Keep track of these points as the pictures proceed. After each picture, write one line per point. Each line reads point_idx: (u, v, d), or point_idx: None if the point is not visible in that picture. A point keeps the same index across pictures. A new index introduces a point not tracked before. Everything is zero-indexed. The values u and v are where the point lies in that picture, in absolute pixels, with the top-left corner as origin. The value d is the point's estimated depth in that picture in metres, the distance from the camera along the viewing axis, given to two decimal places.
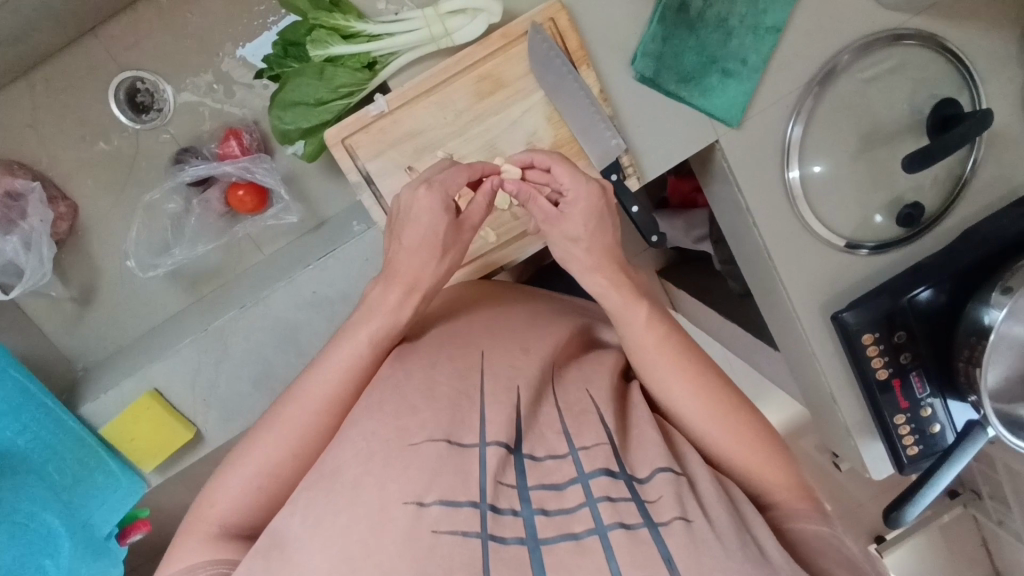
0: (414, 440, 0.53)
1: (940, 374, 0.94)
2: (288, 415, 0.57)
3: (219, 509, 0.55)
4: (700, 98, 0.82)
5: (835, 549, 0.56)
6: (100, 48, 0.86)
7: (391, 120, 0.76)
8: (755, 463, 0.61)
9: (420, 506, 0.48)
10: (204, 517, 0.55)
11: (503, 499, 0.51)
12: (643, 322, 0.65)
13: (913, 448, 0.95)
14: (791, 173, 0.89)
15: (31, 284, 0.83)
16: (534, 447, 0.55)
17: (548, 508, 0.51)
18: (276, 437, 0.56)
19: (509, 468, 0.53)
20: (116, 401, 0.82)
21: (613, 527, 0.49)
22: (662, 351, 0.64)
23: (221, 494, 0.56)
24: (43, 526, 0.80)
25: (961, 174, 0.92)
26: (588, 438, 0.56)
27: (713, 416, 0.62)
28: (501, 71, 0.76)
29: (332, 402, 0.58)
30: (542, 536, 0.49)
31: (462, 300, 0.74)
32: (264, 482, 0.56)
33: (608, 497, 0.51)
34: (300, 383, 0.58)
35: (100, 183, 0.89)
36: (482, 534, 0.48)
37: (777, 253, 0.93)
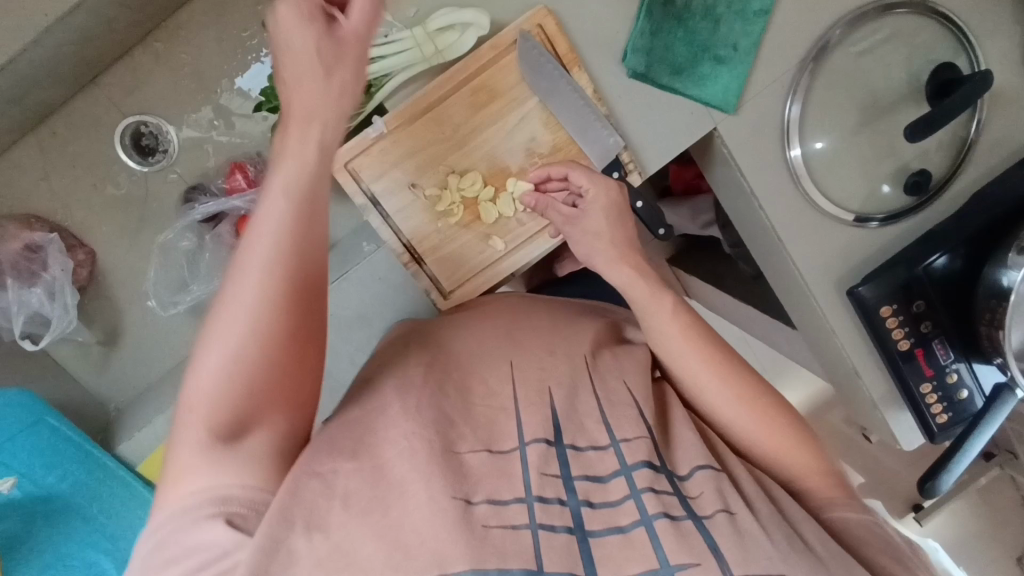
0: (459, 448, 0.53)
1: (965, 341, 0.93)
2: (242, 300, 0.46)
3: (184, 471, 0.46)
4: (694, 87, 0.82)
5: (878, 534, 0.56)
6: (104, 96, 0.88)
7: (391, 141, 0.77)
8: (790, 461, 0.62)
9: (467, 503, 0.48)
10: (173, 486, 0.46)
11: (548, 489, 0.50)
12: (676, 330, 0.65)
13: (942, 416, 0.94)
14: (792, 151, 0.89)
15: (59, 331, 0.85)
16: (574, 437, 0.56)
17: (593, 501, 0.51)
18: (241, 329, 0.46)
19: (552, 460, 0.52)
20: (154, 438, 0.84)
21: (658, 517, 0.49)
22: (697, 354, 0.65)
23: (196, 403, 0.47)
24: (86, 560, 0.84)
25: (966, 136, 0.91)
26: (628, 431, 0.56)
27: (753, 418, 0.63)
28: (495, 81, 0.77)
29: (285, 264, 0.46)
30: (589, 528, 0.49)
31: (484, 305, 0.75)
32: (236, 378, 0.47)
33: (652, 488, 0.51)
34: (248, 259, 0.46)
35: (114, 228, 0.91)
36: (532, 525, 0.48)
37: (785, 234, 0.93)
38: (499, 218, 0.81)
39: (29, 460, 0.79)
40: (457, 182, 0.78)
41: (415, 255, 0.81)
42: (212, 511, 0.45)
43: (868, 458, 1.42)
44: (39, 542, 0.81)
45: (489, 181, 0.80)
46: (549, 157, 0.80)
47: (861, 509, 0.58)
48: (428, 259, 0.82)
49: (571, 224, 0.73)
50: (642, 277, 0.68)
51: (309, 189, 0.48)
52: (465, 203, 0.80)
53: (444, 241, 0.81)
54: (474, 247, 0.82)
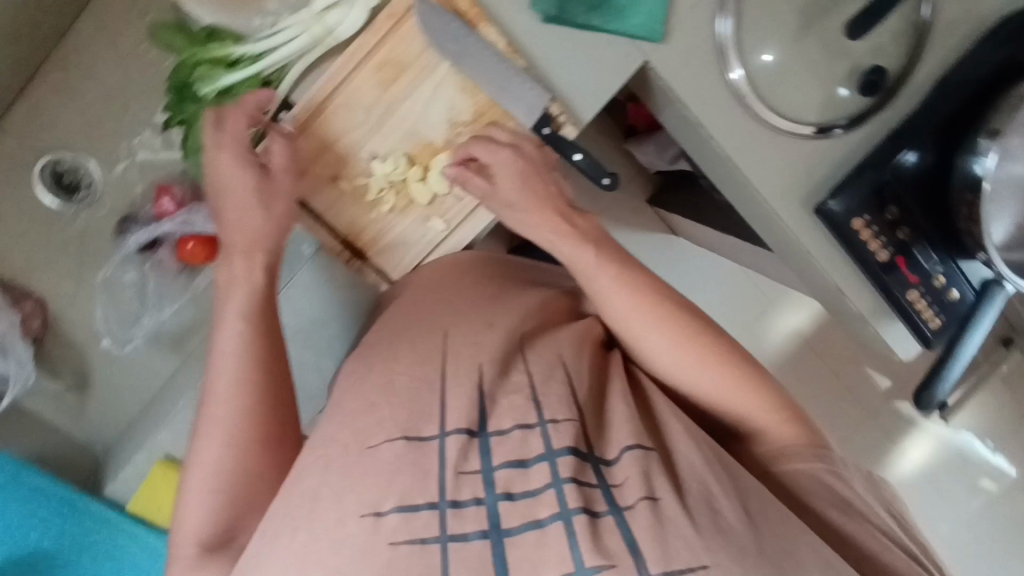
0: (373, 442, 0.54)
1: (947, 240, 0.89)
2: (220, 420, 0.63)
3: (191, 529, 0.62)
4: (614, 22, 0.76)
5: (828, 484, 0.54)
6: (13, 142, 0.85)
7: (303, 135, 0.73)
8: (743, 403, 0.59)
9: (378, 516, 0.49)
10: (195, 524, 0.62)
11: (465, 490, 0.50)
12: (610, 283, 0.64)
13: (934, 321, 0.90)
14: (734, 73, 0.83)
15: (19, 386, 0.84)
16: (501, 420, 0.54)
17: (513, 492, 0.50)
18: (216, 437, 0.63)
19: (471, 455, 0.52)
20: (135, 473, 0.85)
21: (577, 511, 0.48)
22: (636, 301, 0.62)
23: (192, 517, 0.62)
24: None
25: (920, 20, 0.86)
26: (557, 411, 0.54)
27: (701, 368, 0.60)
28: (398, 53, 0.72)
29: (249, 375, 0.65)
30: (506, 525, 0.49)
31: (415, 288, 0.73)
32: (219, 482, 0.62)
33: (574, 479, 0.50)
34: (226, 396, 0.64)
35: (56, 274, 0.90)
36: (442, 538, 0.48)
37: (742, 159, 0.87)
38: (433, 196, 0.77)
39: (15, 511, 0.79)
40: (381, 168, 0.75)
41: (355, 250, 0.78)
42: None
43: (880, 371, 1.38)
44: None
45: (415, 160, 0.76)
46: (473, 125, 0.76)
47: (815, 457, 0.56)
48: (370, 253, 0.79)
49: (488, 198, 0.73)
50: (583, 248, 0.66)
51: (259, 312, 0.67)
52: (395, 188, 0.76)
53: (381, 231, 0.78)
54: (415, 232, 0.79)
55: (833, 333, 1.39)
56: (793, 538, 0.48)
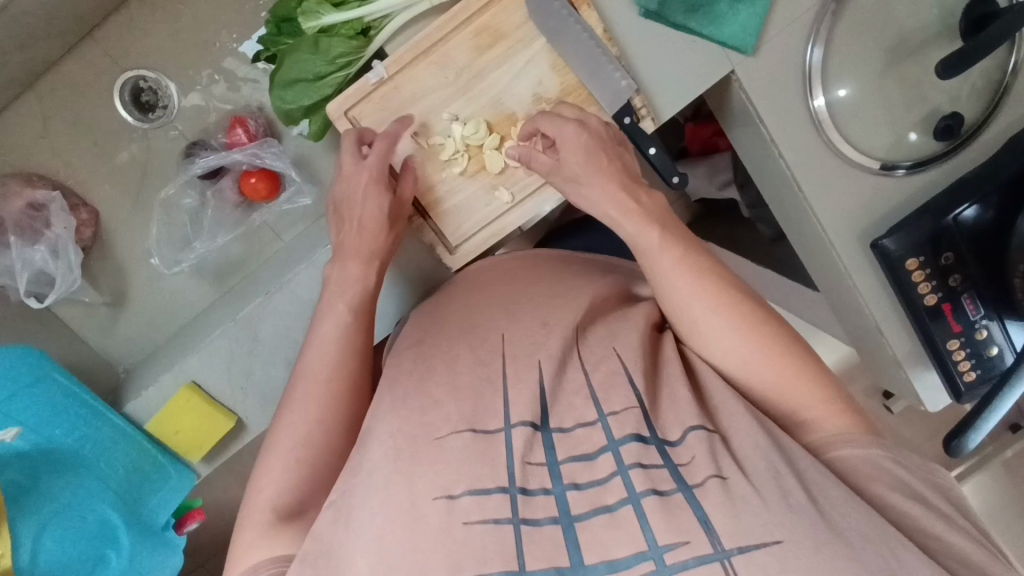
0: (439, 434, 0.55)
1: (997, 296, 0.88)
2: (311, 394, 0.64)
3: (267, 497, 0.60)
4: (711, 27, 0.77)
5: (888, 472, 0.53)
6: (101, 51, 0.86)
7: (393, 86, 0.74)
8: (801, 394, 0.59)
9: (450, 499, 0.51)
10: (259, 505, 0.60)
11: (532, 480, 0.52)
12: (671, 266, 0.63)
13: (969, 374, 0.91)
14: (815, 100, 0.85)
15: (64, 291, 0.85)
16: (563, 419, 0.55)
17: (580, 482, 0.51)
18: (306, 409, 0.64)
19: (535, 447, 0.53)
20: (158, 397, 0.83)
21: (646, 494, 0.49)
22: (697, 285, 0.61)
23: (268, 486, 0.61)
24: (96, 512, 0.82)
25: (1002, 79, 0.86)
26: (616, 403, 0.55)
27: (754, 347, 0.60)
28: (499, 21, 0.73)
29: (343, 361, 0.67)
30: (575, 512, 0.50)
31: (473, 288, 0.75)
32: (304, 454, 0.62)
33: (641, 463, 0.51)
34: (321, 366, 0.66)
35: (117, 188, 0.90)
36: (514, 519, 0.49)
37: (806, 184, 0.89)
38: (504, 166, 0.78)
39: (41, 412, 0.77)
40: (461, 130, 0.75)
41: (420, 209, 0.79)
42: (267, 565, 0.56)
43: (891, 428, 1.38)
44: (50, 496, 0.79)
45: (494, 129, 0.77)
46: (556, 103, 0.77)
47: (872, 445, 0.54)
48: (433, 213, 0.79)
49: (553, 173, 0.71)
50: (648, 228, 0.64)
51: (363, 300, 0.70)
52: (469, 152, 0.77)
53: (448, 192, 0.79)
54: (479, 199, 0.79)
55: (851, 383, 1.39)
56: (862, 519, 0.47)
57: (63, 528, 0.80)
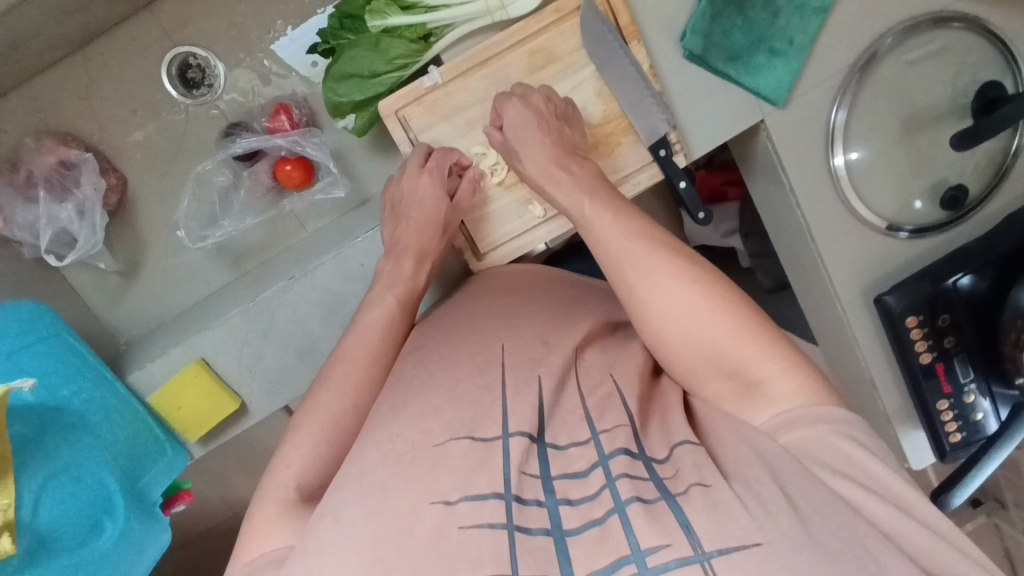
0: (438, 441, 0.55)
1: (986, 362, 0.92)
2: (341, 384, 0.67)
3: (286, 481, 0.61)
4: (747, 76, 0.83)
5: (835, 447, 0.53)
6: (155, 24, 0.87)
7: (444, 92, 0.77)
8: (746, 349, 0.58)
9: (447, 503, 0.49)
10: (281, 481, 0.61)
11: (528, 491, 0.51)
12: (617, 239, 0.64)
13: (955, 435, 0.94)
14: (836, 158, 0.90)
15: (84, 252, 0.84)
16: (557, 436, 0.56)
17: (572, 499, 0.51)
18: (336, 397, 0.66)
19: (532, 459, 0.53)
20: (164, 369, 0.82)
21: (630, 502, 0.49)
22: (641, 253, 0.62)
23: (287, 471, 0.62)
24: (97, 479, 0.77)
25: (1002, 162, 0.92)
26: (608, 422, 0.57)
27: (694, 305, 0.60)
28: (553, 45, 0.77)
29: (375, 357, 0.69)
30: (567, 526, 0.49)
31: (473, 296, 0.77)
32: (328, 437, 0.64)
33: (627, 475, 0.51)
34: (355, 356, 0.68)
35: (148, 158, 0.91)
36: (508, 525, 0.48)
37: (818, 235, 0.94)
38: None
39: (57, 365, 0.75)
40: None
41: None
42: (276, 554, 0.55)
43: None
44: (56, 452, 0.74)
45: None
46: (597, 128, 0.80)
47: (832, 418, 0.54)
48: (467, 219, 0.82)
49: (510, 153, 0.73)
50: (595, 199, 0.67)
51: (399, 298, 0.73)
52: (509, 164, 0.80)
53: (484, 200, 0.81)
54: (512, 211, 0.82)
55: None
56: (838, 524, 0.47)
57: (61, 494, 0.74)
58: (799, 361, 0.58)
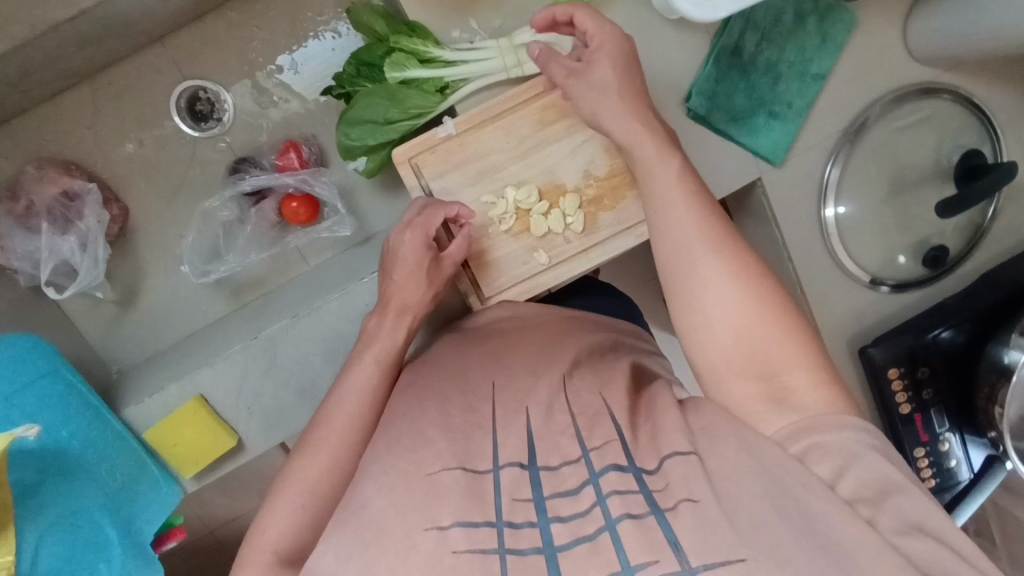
0: (431, 470, 0.55)
1: (960, 412, 0.97)
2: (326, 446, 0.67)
3: (270, 542, 0.64)
4: (747, 137, 0.86)
5: (861, 453, 0.51)
6: (165, 57, 0.87)
7: (457, 142, 0.79)
8: (783, 350, 0.59)
9: (441, 530, 0.51)
10: (260, 545, 0.64)
11: (519, 514, 0.52)
12: (681, 203, 0.65)
13: (930, 481, 0.98)
14: (826, 212, 0.93)
15: (83, 285, 0.82)
16: (549, 456, 0.56)
17: (563, 515, 0.51)
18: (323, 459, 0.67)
19: (524, 485, 0.54)
20: (161, 405, 0.82)
21: (621, 520, 0.48)
22: (703, 230, 0.63)
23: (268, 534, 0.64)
24: (93, 523, 0.75)
25: (981, 222, 0.97)
26: (598, 438, 0.56)
27: (746, 299, 0.60)
28: (566, 102, 0.79)
29: (362, 416, 0.69)
30: (558, 543, 0.49)
31: (477, 338, 0.77)
32: (311, 499, 0.66)
33: (617, 492, 0.50)
34: (341, 418, 0.69)
35: (152, 189, 0.90)
36: (500, 549, 0.49)
37: (808, 288, 0.97)
38: (546, 232, 0.82)
39: (48, 405, 0.74)
40: (513, 193, 0.80)
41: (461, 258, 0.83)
42: None
43: None
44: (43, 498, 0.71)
45: (543, 196, 0.82)
46: (603, 182, 0.82)
47: (853, 426, 0.53)
48: (473, 263, 0.83)
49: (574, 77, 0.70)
50: (668, 156, 0.67)
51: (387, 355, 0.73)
52: (517, 213, 0.82)
53: (491, 246, 0.83)
54: (518, 257, 0.83)
55: None
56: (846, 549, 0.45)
57: (59, 541, 0.71)
58: (834, 381, 0.58)
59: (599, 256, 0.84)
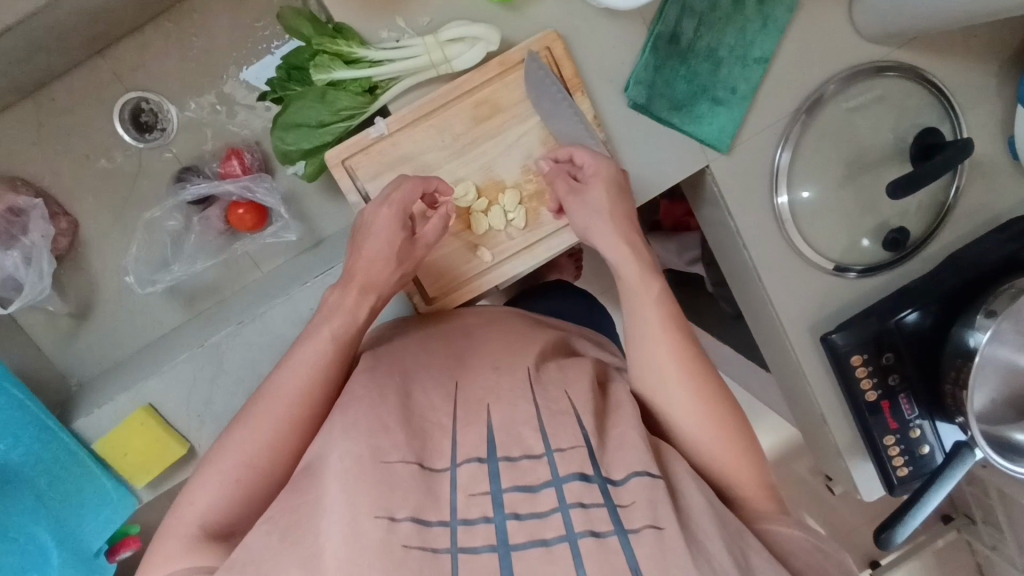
0: (388, 458, 0.53)
1: (929, 397, 0.95)
2: (268, 414, 0.61)
3: (197, 514, 0.58)
4: (691, 124, 0.84)
5: (802, 542, 0.57)
6: (107, 69, 0.88)
7: (391, 143, 0.78)
8: (737, 465, 0.63)
9: (391, 521, 0.49)
10: (187, 517, 0.58)
11: (474, 510, 0.51)
12: (656, 323, 0.67)
13: (902, 469, 0.96)
14: (780, 198, 0.92)
15: (30, 298, 0.83)
16: (510, 449, 0.54)
17: (520, 512, 0.50)
18: (263, 429, 0.61)
19: (482, 479, 0.52)
20: (111, 415, 0.82)
21: (583, 535, 0.49)
22: (677, 354, 0.66)
23: (196, 506, 0.59)
24: (30, 534, 0.81)
25: (945, 201, 0.94)
26: (565, 440, 0.55)
27: (705, 417, 0.64)
28: (499, 96, 0.78)
29: (312, 389, 0.63)
30: (513, 541, 0.49)
31: (444, 329, 0.73)
32: (245, 473, 0.60)
33: (581, 503, 0.51)
34: (291, 385, 0.63)
35: (101, 201, 0.91)
36: (452, 548, 0.49)
37: (768, 277, 0.95)
38: (488, 229, 0.82)
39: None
40: (451, 192, 0.79)
41: None
42: None
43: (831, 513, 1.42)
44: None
45: (482, 193, 0.81)
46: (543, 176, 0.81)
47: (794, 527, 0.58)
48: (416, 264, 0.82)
49: (573, 197, 0.74)
50: (648, 282, 0.69)
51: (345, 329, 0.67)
52: (458, 212, 0.81)
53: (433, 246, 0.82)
54: (462, 256, 0.83)
55: (793, 465, 1.44)
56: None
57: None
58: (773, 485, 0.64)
59: (545, 250, 0.84)
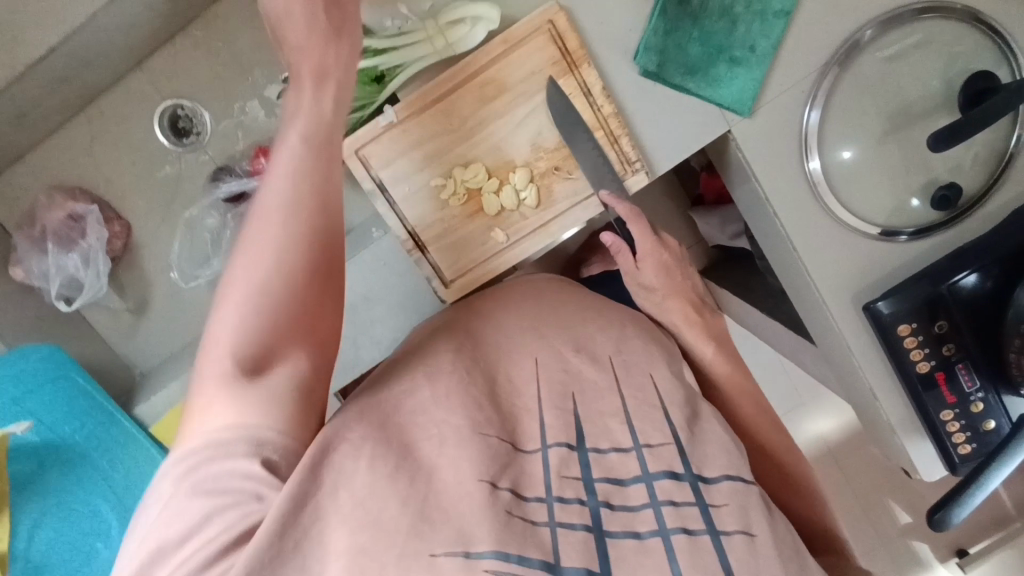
0: (485, 431, 0.53)
1: (992, 368, 0.86)
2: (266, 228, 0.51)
3: (224, 341, 0.48)
4: (708, 89, 0.81)
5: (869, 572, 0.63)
6: (146, 81, 0.94)
7: (400, 131, 0.79)
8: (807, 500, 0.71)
9: (494, 487, 0.49)
10: (216, 335, 0.48)
11: (568, 489, 0.51)
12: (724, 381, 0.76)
13: (964, 447, 0.88)
14: (811, 163, 0.86)
15: (91, 296, 0.94)
16: (597, 440, 0.55)
17: (613, 502, 0.51)
18: (269, 225, 0.51)
19: (572, 464, 0.52)
20: (166, 401, 0.89)
21: (675, 531, 0.49)
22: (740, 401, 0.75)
23: (227, 330, 0.48)
24: (92, 508, 0.89)
25: (1006, 150, 0.85)
26: (653, 437, 0.56)
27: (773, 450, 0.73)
28: (504, 75, 0.78)
29: (298, 211, 0.51)
30: (608, 527, 0.49)
31: (526, 301, 0.73)
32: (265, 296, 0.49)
33: (672, 502, 0.51)
34: (282, 218, 0.51)
35: (150, 204, 0.98)
36: (550, 523, 0.48)
37: (800, 246, 0.90)
38: (501, 209, 0.82)
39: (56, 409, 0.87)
40: (462, 174, 0.80)
41: (418, 242, 0.83)
42: (246, 453, 0.45)
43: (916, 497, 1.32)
44: (51, 484, 0.88)
45: (493, 173, 0.81)
46: (552, 154, 0.81)
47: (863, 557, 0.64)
48: (431, 248, 0.83)
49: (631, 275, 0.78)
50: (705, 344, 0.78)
51: (315, 167, 0.54)
52: (469, 194, 0.82)
53: (448, 230, 0.83)
54: (478, 237, 0.84)
55: (862, 448, 1.35)
56: None
57: (56, 526, 0.87)
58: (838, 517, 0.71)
59: (558, 230, 0.84)
